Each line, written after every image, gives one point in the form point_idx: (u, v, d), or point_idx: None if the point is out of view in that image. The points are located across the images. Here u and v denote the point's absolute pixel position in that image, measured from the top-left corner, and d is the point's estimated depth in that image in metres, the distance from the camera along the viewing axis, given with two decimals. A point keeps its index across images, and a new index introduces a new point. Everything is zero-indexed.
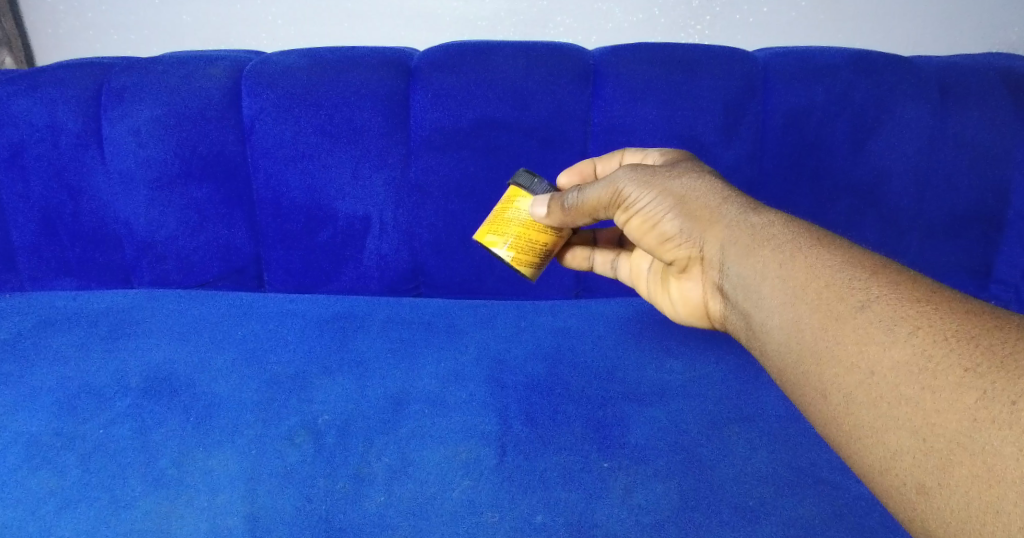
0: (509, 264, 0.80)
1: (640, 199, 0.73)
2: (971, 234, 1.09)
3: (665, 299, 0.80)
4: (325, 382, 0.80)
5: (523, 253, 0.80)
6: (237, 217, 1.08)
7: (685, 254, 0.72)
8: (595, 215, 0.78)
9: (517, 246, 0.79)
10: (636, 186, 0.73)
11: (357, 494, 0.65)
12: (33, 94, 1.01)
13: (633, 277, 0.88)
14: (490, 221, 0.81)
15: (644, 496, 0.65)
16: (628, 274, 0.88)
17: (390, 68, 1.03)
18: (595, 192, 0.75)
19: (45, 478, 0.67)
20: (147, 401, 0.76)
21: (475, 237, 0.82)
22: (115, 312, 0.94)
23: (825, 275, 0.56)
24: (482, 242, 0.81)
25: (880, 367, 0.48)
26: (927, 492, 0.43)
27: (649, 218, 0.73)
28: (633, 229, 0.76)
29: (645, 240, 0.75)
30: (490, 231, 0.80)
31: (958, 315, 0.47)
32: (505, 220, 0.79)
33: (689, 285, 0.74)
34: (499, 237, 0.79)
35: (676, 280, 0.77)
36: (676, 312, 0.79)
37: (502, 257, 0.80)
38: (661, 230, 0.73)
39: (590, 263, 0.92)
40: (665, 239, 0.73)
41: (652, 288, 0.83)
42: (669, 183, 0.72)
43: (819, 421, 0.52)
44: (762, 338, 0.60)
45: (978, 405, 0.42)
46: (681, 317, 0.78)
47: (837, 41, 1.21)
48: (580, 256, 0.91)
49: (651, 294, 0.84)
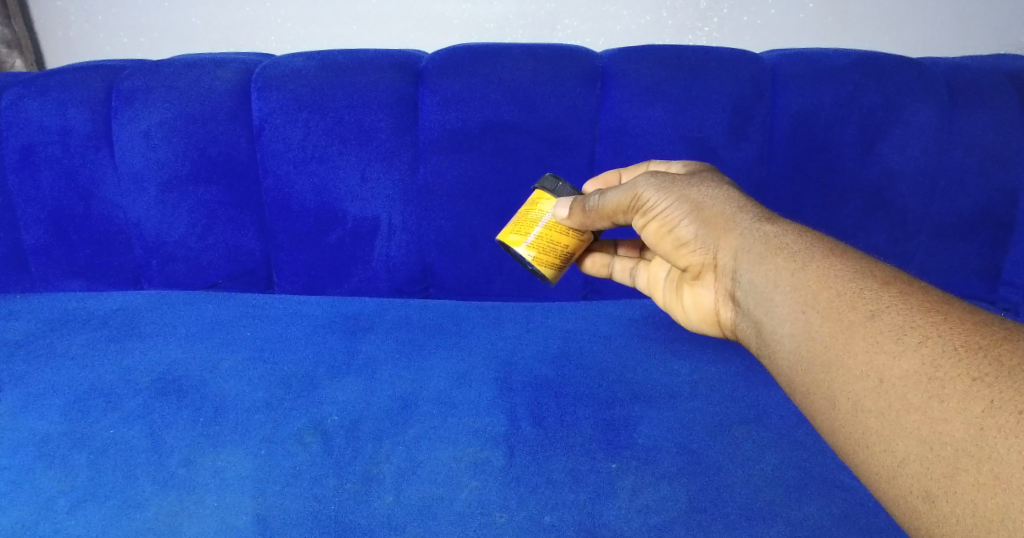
0: (529, 264, 0.79)
1: (659, 205, 0.73)
2: (980, 237, 1.09)
3: (677, 307, 0.80)
4: (334, 382, 0.81)
5: (545, 254, 0.79)
6: (246, 218, 1.09)
7: (698, 260, 0.72)
8: (615, 220, 0.77)
9: (539, 246, 0.78)
10: (654, 192, 0.73)
11: (367, 494, 0.66)
12: (45, 97, 1.02)
13: (650, 285, 0.87)
14: (514, 221, 0.81)
15: (652, 496, 0.66)
16: (644, 283, 0.88)
17: (399, 71, 1.03)
18: (615, 197, 0.75)
19: (56, 477, 0.68)
20: (159, 401, 0.77)
21: (498, 238, 0.82)
22: (126, 313, 0.95)
23: (837, 284, 0.56)
24: (504, 242, 0.81)
25: (889, 375, 0.48)
26: (934, 500, 0.43)
27: (666, 223, 0.73)
28: (649, 235, 0.76)
29: (660, 245, 0.75)
30: (513, 231, 0.80)
31: (969, 326, 0.47)
32: (529, 221, 0.79)
33: (701, 292, 0.74)
34: (521, 237, 0.79)
35: (689, 287, 0.77)
36: (688, 320, 0.79)
37: (523, 258, 0.79)
38: (676, 236, 0.73)
39: (609, 270, 0.92)
40: (679, 245, 0.73)
41: (666, 296, 0.82)
42: (687, 190, 0.72)
43: (827, 429, 0.52)
44: (772, 345, 0.60)
45: (986, 414, 0.42)
46: (693, 325, 0.78)
47: (846, 43, 1.21)
48: (599, 262, 0.92)
49: (665, 302, 0.83)
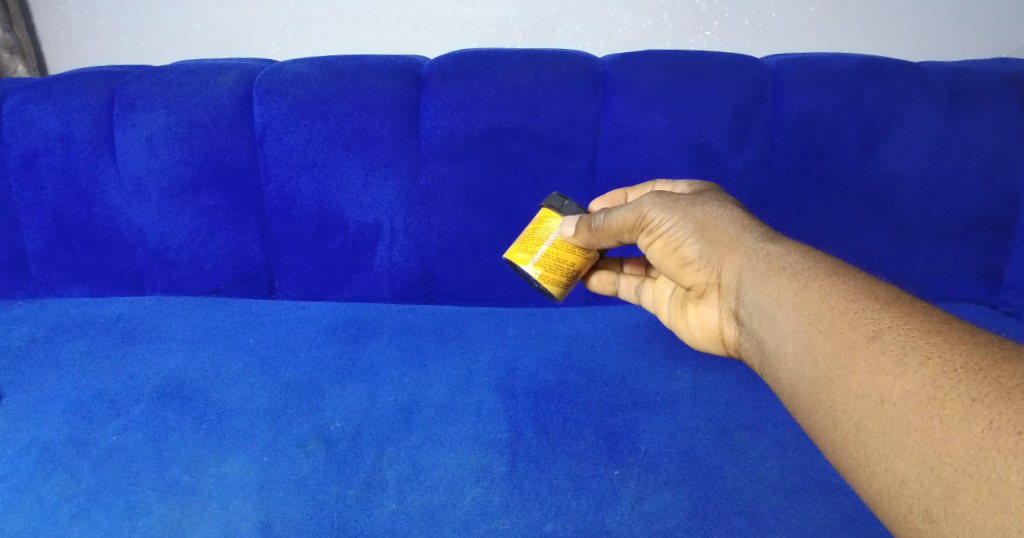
0: (536, 282, 0.79)
1: (664, 224, 0.73)
2: (981, 240, 1.09)
3: (682, 324, 0.80)
4: (337, 389, 0.81)
5: (552, 272, 0.79)
6: (247, 224, 1.09)
7: (703, 279, 0.72)
8: (621, 239, 0.77)
9: (546, 264, 0.79)
10: (660, 211, 0.73)
11: (369, 501, 0.66)
12: (46, 103, 1.02)
13: (655, 303, 0.87)
14: (521, 239, 0.81)
15: (654, 503, 0.66)
16: (651, 300, 0.88)
17: (401, 76, 1.03)
18: (621, 215, 0.75)
19: (58, 484, 0.68)
20: (160, 408, 0.77)
21: (506, 255, 0.82)
22: (128, 319, 0.95)
23: (839, 304, 0.56)
24: (512, 260, 0.81)
25: (891, 395, 0.48)
26: (934, 520, 0.43)
27: (671, 241, 0.73)
28: (654, 253, 0.76)
29: (665, 263, 0.76)
30: (521, 248, 0.81)
31: (968, 347, 0.48)
32: (536, 239, 0.80)
33: (706, 311, 0.74)
34: (528, 255, 0.80)
35: (694, 305, 0.77)
36: (693, 338, 0.79)
37: (530, 276, 0.79)
38: (681, 254, 0.73)
39: (615, 287, 0.92)
40: (684, 263, 0.74)
41: (671, 314, 0.82)
42: (692, 208, 0.73)
43: (829, 448, 0.53)
44: (775, 364, 0.60)
45: (985, 434, 0.42)
46: (698, 342, 0.78)
47: (847, 47, 1.20)
48: (604, 279, 0.92)
49: (671, 320, 0.83)
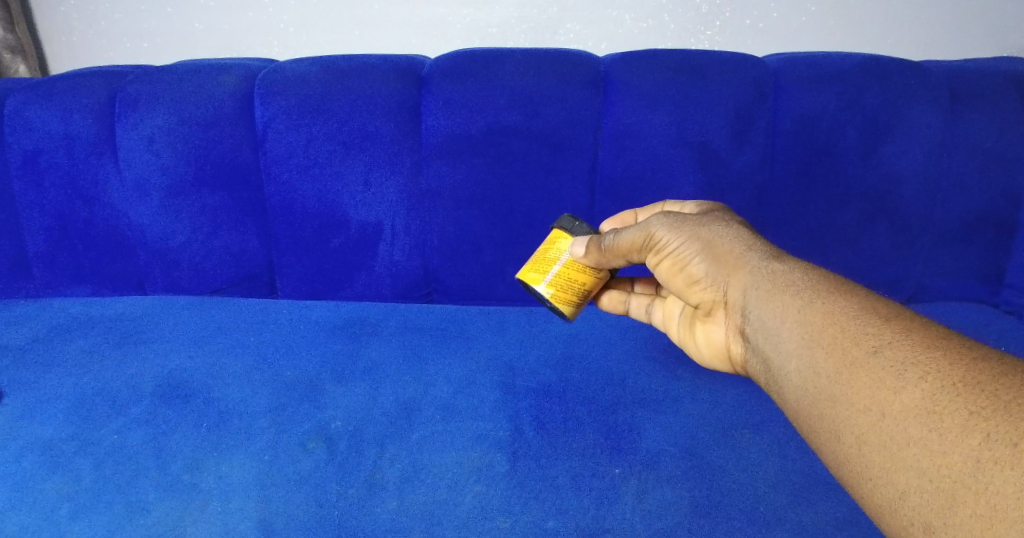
0: (548, 302, 0.79)
1: (671, 243, 0.73)
2: (982, 240, 1.09)
3: (691, 343, 0.78)
4: (339, 388, 0.81)
5: (563, 292, 0.79)
6: (248, 223, 1.09)
7: (709, 297, 0.72)
8: (630, 259, 0.77)
9: (558, 284, 0.79)
10: (667, 231, 0.74)
11: (370, 499, 0.66)
12: (48, 103, 1.03)
13: (666, 323, 0.86)
14: (533, 260, 0.82)
15: (654, 501, 0.66)
16: (661, 319, 0.87)
17: (402, 76, 1.03)
18: (630, 236, 0.75)
19: (60, 483, 0.68)
20: (162, 408, 0.78)
21: (518, 274, 0.82)
22: (131, 318, 0.96)
23: (842, 321, 0.56)
24: (524, 280, 0.82)
25: (891, 410, 0.49)
26: (933, 532, 0.44)
27: (678, 261, 0.73)
28: (662, 272, 0.76)
29: (672, 283, 0.75)
30: (532, 269, 0.81)
31: (967, 362, 0.48)
32: (548, 259, 0.81)
33: (712, 329, 0.73)
34: (540, 275, 0.80)
35: (701, 323, 0.76)
36: (699, 356, 0.77)
37: (542, 296, 0.79)
38: (687, 273, 0.73)
39: (626, 307, 0.91)
40: (690, 282, 0.73)
41: (681, 333, 0.81)
42: (699, 228, 0.73)
43: (832, 463, 0.53)
44: (779, 379, 0.60)
45: (982, 447, 0.43)
46: (705, 360, 0.77)
47: (848, 46, 1.20)
48: (615, 299, 0.91)
49: (680, 339, 0.82)
